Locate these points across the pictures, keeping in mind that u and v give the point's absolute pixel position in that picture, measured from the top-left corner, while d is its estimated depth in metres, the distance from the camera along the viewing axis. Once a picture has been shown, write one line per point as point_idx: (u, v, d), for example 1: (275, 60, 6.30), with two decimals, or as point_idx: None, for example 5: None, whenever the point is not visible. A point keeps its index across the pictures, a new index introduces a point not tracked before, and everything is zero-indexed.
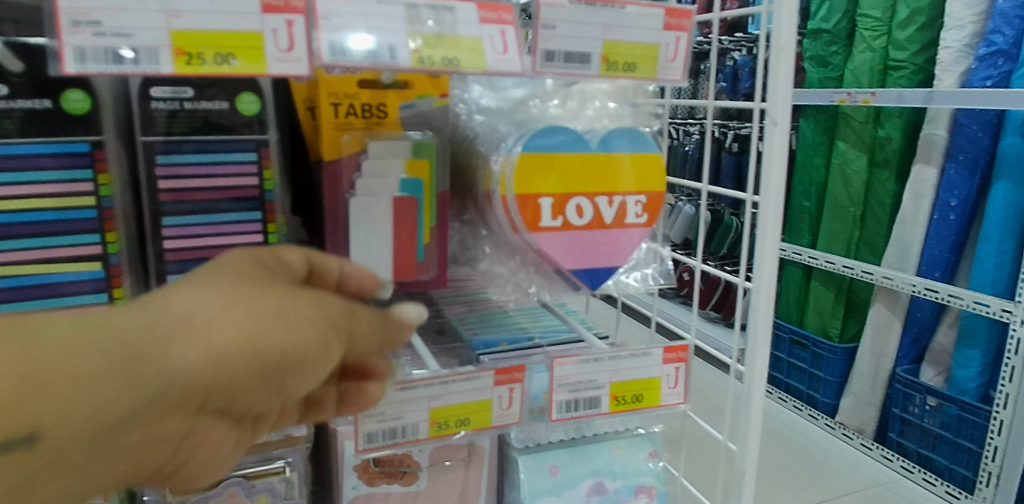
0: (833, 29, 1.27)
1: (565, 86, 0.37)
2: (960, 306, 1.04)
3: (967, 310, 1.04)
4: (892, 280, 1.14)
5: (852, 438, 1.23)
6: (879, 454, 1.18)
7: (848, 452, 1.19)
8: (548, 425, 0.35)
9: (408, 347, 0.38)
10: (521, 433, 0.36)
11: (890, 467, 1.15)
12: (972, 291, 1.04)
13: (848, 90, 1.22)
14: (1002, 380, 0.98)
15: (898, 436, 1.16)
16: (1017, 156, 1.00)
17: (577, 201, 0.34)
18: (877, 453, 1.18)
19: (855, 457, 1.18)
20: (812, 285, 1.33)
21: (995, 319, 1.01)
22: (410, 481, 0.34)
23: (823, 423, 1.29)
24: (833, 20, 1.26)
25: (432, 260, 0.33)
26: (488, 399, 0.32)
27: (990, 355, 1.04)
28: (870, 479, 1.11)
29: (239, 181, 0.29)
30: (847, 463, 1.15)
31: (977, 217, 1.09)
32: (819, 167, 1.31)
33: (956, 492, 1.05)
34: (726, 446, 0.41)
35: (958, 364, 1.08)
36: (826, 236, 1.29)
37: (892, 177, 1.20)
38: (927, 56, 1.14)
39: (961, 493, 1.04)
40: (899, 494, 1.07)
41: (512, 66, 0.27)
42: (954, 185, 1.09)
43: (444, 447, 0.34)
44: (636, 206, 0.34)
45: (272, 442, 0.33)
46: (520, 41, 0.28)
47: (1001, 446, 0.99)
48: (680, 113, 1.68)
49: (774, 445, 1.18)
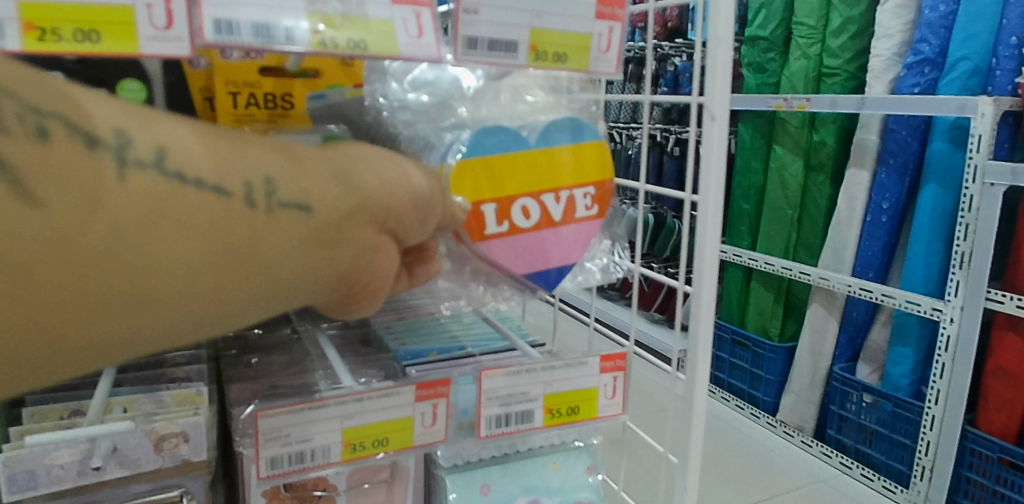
0: (770, 36, 1.29)
1: (496, 79, 0.33)
2: (893, 306, 1.07)
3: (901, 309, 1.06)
4: (828, 280, 1.16)
5: (792, 436, 1.25)
6: (818, 451, 1.20)
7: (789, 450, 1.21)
8: (477, 441, 0.32)
9: (326, 359, 0.35)
10: (449, 450, 0.33)
11: (829, 463, 1.17)
12: (904, 291, 1.06)
13: (784, 97, 1.23)
14: (934, 377, 1.01)
15: (837, 433, 1.19)
16: (944, 160, 1.03)
17: (522, 203, 0.31)
18: (818, 450, 1.20)
19: (795, 455, 1.20)
20: (752, 286, 1.35)
21: (927, 317, 1.04)
22: None
23: (764, 422, 1.31)
24: (769, 28, 1.28)
25: None
26: (410, 417, 0.30)
27: (922, 353, 1.07)
28: (810, 475, 1.12)
29: None
30: (787, 461, 1.17)
31: (908, 218, 1.12)
32: (757, 171, 1.33)
33: (892, 486, 1.08)
34: (666, 459, 0.40)
35: (892, 361, 1.10)
36: (765, 239, 1.31)
37: (826, 180, 1.22)
38: (859, 63, 1.18)
39: (897, 487, 1.07)
40: (838, 490, 1.09)
41: (429, 52, 0.25)
42: (885, 188, 1.11)
43: (364, 469, 0.31)
44: (585, 199, 0.32)
45: (166, 469, 0.29)
46: (437, 25, 0.26)
47: (933, 441, 1.01)
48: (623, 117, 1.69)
49: (717, 445, 1.19)
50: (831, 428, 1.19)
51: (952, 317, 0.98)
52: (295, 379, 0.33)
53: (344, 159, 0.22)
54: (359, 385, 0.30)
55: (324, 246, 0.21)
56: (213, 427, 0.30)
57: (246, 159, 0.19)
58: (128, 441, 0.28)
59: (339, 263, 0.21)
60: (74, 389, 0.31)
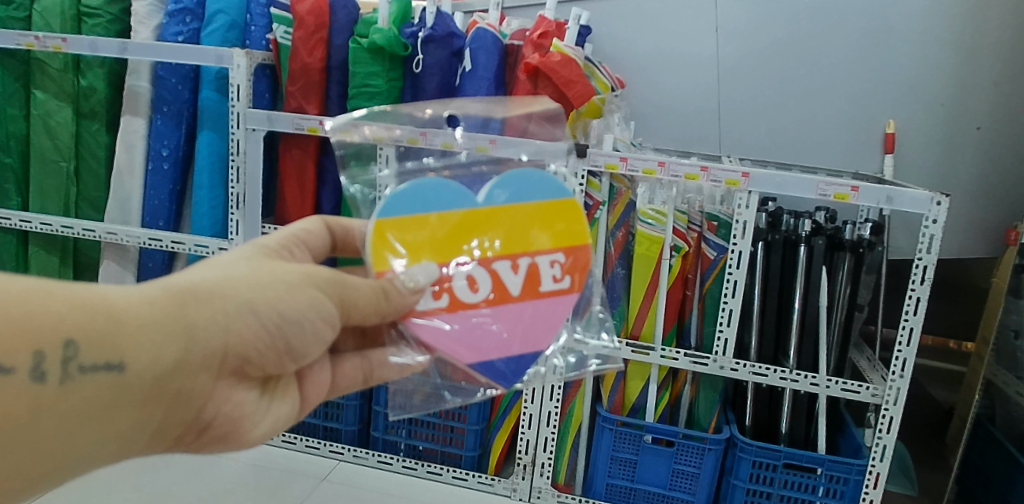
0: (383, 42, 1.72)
1: (492, 191, 0.82)
2: (749, 370, 1.63)
3: (750, 373, 1.63)
4: (757, 369, 1.62)
5: (493, 484, 1.84)
6: (536, 498, 1.82)
7: (476, 494, 1.83)
8: (473, 391, 0.90)
9: (404, 349, 0.81)
10: (459, 394, 0.91)
11: (497, 489, 1.84)
12: (749, 366, 1.63)
13: (703, 168, 1.54)
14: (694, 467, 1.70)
15: (607, 476, 1.76)
16: (674, 266, 1.71)
17: (550, 279, 0.82)
18: (421, 470, 1.88)
19: (484, 497, 1.83)
20: (631, 327, 1.73)
21: (727, 374, 1.64)
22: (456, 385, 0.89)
23: (452, 475, 1.86)
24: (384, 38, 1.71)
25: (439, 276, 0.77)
26: (480, 341, 0.80)
27: (565, 418, 1.81)
28: (453, 494, 1.83)
29: (380, 250, 0.77)
30: (457, 498, 1.82)
31: (699, 303, 1.73)
32: (613, 243, 1.72)
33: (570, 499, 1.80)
34: (540, 372, 0.96)
35: (655, 425, 1.69)
36: (633, 298, 1.72)
37: (649, 263, 1.69)
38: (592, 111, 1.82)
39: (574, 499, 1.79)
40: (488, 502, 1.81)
41: (548, 274, 0.82)
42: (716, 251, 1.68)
43: (452, 370, 0.87)
44: (558, 275, 0.82)
45: (408, 360, 0.81)
46: (535, 256, 0.81)
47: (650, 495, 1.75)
48: (398, 86, 1.81)
49: (400, 485, 1.85)
50: (374, 430, 1.92)
51: (778, 376, 1.62)
52: (391, 348, 0.82)
53: (388, 293, 0.73)
54: (443, 327, 0.78)
55: (380, 299, 0.72)
56: (398, 356, 0.81)
57: (402, 302, 0.74)
58: (403, 359, 0.81)
59: (386, 304, 0.73)
60: (216, 330, 0.61)
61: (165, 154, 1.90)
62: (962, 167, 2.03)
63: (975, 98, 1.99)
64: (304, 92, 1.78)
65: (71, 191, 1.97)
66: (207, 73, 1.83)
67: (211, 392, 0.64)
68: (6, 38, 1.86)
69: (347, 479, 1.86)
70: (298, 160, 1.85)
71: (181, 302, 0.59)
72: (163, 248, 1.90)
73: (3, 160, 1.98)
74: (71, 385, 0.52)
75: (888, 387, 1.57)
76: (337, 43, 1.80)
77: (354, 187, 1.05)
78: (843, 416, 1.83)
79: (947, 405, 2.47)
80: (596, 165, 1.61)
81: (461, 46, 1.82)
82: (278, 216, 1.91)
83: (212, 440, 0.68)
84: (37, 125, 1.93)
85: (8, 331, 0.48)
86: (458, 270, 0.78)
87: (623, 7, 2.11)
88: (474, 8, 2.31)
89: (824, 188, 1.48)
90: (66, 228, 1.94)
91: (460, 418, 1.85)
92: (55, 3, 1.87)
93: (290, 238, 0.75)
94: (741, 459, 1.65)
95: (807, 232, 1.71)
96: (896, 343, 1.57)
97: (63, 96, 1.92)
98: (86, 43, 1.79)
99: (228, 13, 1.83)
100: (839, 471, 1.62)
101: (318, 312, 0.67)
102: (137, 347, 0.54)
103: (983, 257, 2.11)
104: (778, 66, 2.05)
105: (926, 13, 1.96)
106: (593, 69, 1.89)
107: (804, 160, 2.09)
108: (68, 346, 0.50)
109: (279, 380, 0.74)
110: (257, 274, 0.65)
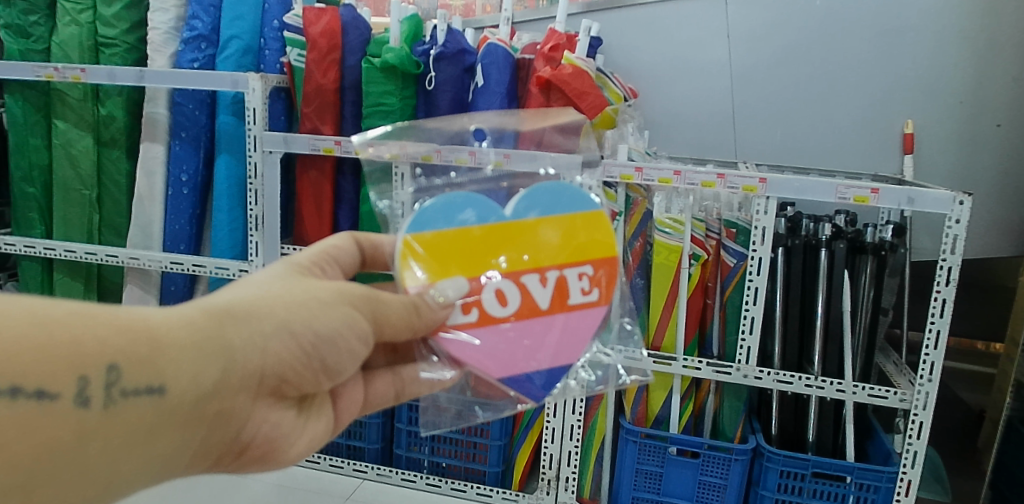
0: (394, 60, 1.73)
1: (520, 203, 0.82)
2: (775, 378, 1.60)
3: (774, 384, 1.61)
4: (780, 376, 1.60)
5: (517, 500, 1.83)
6: None
7: None
8: (501, 407, 0.89)
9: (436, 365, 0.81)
10: (487, 409, 0.90)
11: None
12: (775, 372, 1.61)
13: (719, 174, 1.52)
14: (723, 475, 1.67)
15: (632, 490, 1.73)
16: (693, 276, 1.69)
17: (577, 291, 0.82)
18: (445, 487, 1.87)
19: None
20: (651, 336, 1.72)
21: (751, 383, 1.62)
22: (485, 398, 0.88)
23: (475, 491, 1.85)
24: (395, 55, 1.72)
25: (466, 292, 0.78)
26: (509, 352, 0.80)
27: (588, 431, 1.79)
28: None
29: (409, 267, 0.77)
30: None
31: (722, 314, 1.73)
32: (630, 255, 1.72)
33: None
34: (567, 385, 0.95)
35: (681, 437, 1.68)
36: (652, 309, 1.71)
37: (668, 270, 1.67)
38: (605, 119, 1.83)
39: None
40: None
41: (577, 287, 0.82)
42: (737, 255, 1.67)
43: (482, 382, 0.87)
44: (586, 289, 0.82)
45: (441, 375, 0.81)
46: (562, 269, 0.81)
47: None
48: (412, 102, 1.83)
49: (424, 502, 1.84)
50: (397, 447, 1.92)
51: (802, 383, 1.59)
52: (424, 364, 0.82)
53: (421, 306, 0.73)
54: (472, 342, 0.78)
55: (413, 317, 0.72)
56: (431, 371, 0.81)
57: (434, 317, 0.74)
58: (435, 374, 0.81)
59: (418, 320, 0.73)
60: (253, 350, 0.61)
61: (185, 179, 1.92)
62: (984, 164, 2.00)
63: (994, 94, 1.96)
64: (319, 113, 1.80)
65: (93, 218, 2.01)
66: (224, 98, 1.86)
67: (250, 413, 0.64)
68: (25, 69, 1.88)
69: (371, 498, 1.85)
70: (315, 182, 1.87)
71: (218, 324, 0.60)
72: (184, 271, 1.92)
73: (28, 190, 2.03)
74: (115, 409, 0.52)
75: (916, 391, 1.54)
76: (349, 64, 1.82)
77: (381, 203, 1.06)
78: (871, 422, 1.79)
79: (978, 409, 2.41)
80: (610, 176, 1.60)
81: (472, 62, 1.84)
82: (297, 238, 1.93)
83: (250, 460, 0.69)
84: (59, 155, 1.98)
85: (54, 357, 0.49)
86: (488, 283, 0.79)
87: (634, 18, 2.12)
88: (484, 24, 2.35)
89: (844, 190, 1.46)
90: (90, 254, 1.97)
91: (483, 433, 1.84)
92: (73, 34, 1.91)
93: (321, 255, 0.76)
94: (769, 469, 1.63)
95: (828, 236, 1.69)
96: (923, 347, 1.53)
97: (84, 124, 1.96)
98: (104, 73, 1.81)
99: (242, 38, 1.87)
100: (869, 479, 1.59)
101: (352, 329, 0.68)
102: (177, 370, 0.55)
103: (1010, 256, 2.07)
104: (793, 70, 2.04)
105: (941, 11, 1.94)
106: (605, 80, 1.91)
107: (823, 163, 2.07)
108: (111, 370, 0.51)
109: (313, 399, 0.75)
110: (291, 293, 0.66)
